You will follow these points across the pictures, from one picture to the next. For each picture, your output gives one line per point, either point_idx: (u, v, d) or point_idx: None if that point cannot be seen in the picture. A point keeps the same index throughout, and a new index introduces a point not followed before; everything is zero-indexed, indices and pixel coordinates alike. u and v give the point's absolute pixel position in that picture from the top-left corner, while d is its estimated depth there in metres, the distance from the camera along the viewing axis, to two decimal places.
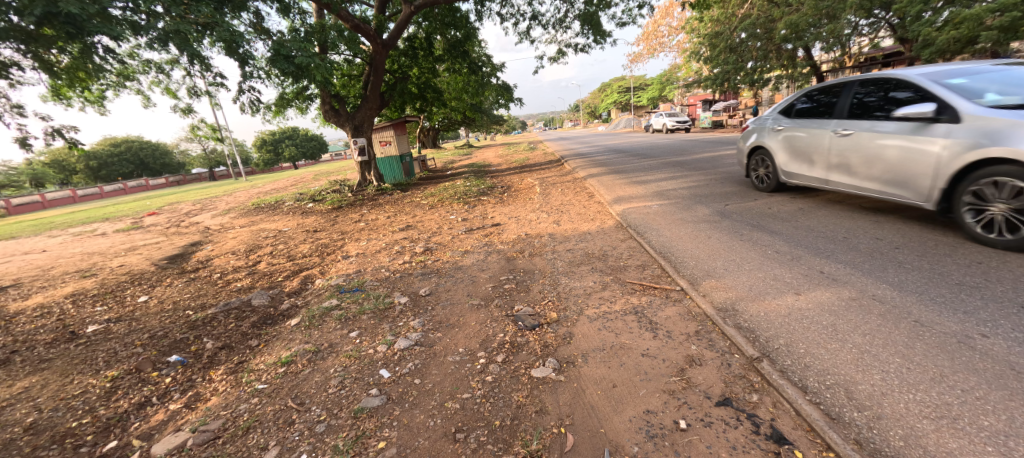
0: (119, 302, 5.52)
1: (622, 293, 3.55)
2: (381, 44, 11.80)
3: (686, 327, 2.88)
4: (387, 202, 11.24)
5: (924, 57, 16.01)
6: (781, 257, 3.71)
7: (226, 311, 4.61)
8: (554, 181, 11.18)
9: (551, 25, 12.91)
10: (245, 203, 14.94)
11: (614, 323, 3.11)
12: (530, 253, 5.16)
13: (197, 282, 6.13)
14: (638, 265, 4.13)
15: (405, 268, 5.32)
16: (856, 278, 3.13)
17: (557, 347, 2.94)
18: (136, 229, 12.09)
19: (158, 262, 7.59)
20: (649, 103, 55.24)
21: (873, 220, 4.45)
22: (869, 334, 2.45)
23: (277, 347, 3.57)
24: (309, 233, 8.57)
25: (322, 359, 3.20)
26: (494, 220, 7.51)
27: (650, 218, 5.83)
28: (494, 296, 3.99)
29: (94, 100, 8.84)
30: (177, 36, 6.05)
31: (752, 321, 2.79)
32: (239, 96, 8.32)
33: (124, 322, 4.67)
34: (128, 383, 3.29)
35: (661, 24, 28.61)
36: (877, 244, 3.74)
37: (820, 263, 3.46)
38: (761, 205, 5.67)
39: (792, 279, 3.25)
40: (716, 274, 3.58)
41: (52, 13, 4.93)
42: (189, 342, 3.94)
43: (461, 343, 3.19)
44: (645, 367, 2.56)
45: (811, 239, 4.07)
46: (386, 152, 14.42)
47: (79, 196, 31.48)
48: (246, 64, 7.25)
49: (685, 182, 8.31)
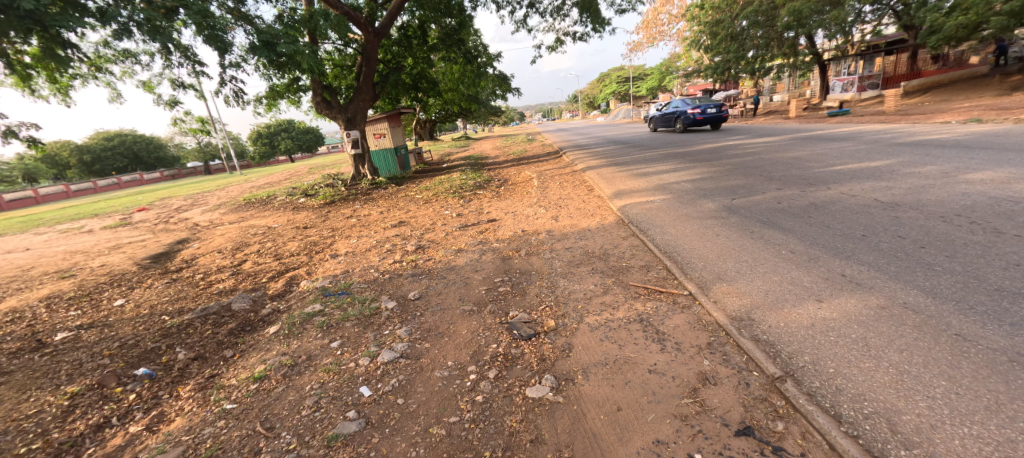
0: (94, 305, 5.26)
1: (625, 298, 3.28)
2: (374, 33, 11.42)
3: (697, 339, 2.62)
4: (381, 197, 10.92)
5: (930, 44, 15.68)
6: (796, 257, 3.42)
7: (203, 317, 4.34)
8: (553, 174, 10.85)
9: (550, 13, 12.54)
10: (236, 198, 14.62)
11: (616, 333, 2.85)
12: (527, 252, 4.88)
13: (178, 283, 5.86)
14: (642, 266, 3.86)
15: (395, 268, 5.04)
16: (881, 283, 2.84)
17: (555, 362, 2.69)
18: (124, 226, 11.75)
19: (141, 261, 7.32)
20: (647, 92, 54.73)
21: (892, 215, 4.17)
22: (905, 349, 2.16)
23: (255, 357, 3.32)
24: (299, 230, 8.27)
25: (299, 374, 2.92)
26: (491, 216, 7.19)
27: (652, 213, 5.55)
28: (488, 301, 3.72)
29: (63, 90, 8.49)
30: (148, 25, 5.76)
31: (771, 332, 2.50)
32: (222, 86, 7.96)
33: (95, 330, 4.41)
34: (88, 401, 3.03)
35: (660, 12, 28.14)
36: (899, 243, 3.47)
37: (841, 265, 3.17)
38: (768, 199, 5.39)
39: (811, 283, 2.96)
40: (728, 276, 3.29)
41: (8, 6, 4.59)
42: (160, 352, 3.69)
43: (451, 355, 2.93)
44: (653, 386, 2.30)
45: (827, 237, 3.79)
46: (380, 145, 14.06)
47: (73, 190, 31.10)
48: (227, 53, 6.90)
49: (689, 174, 8.01)
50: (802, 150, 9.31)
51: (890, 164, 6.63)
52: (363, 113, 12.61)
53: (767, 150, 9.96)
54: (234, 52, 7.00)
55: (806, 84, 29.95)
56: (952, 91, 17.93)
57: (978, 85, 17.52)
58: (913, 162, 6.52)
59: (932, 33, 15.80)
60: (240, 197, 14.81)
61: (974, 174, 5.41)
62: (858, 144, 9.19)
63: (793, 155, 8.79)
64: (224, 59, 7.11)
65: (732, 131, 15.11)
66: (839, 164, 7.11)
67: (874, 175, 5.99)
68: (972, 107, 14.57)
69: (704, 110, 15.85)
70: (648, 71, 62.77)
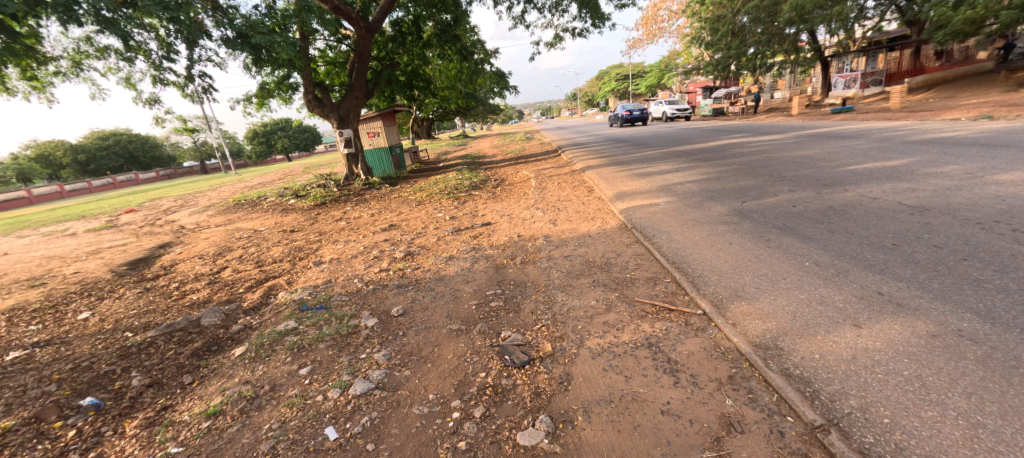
0: (57, 319, 4.89)
1: (630, 318, 2.90)
2: (366, 29, 10.99)
3: (717, 371, 2.25)
4: (374, 198, 10.55)
5: (936, 39, 15.28)
6: (823, 271, 3.05)
7: (167, 334, 3.96)
8: (551, 174, 10.47)
9: (548, 9, 12.04)
10: (227, 199, 14.19)
11: (621, 361, 2.48)
12: (522, 261, 4.51)
13: (151, 293, 5.48)
14: (649, 278, 3.48)
15: (379, 278, 4.67)
16: (926, 303, 2.48)
17: (552, 397, 2.32)
18: (109, 228, 11.34)
19: (118, 268, 6.96)
20: (647, 90, 53.69)
21: (922, 221, 3.80)
22: (973, 393, 1.82)
23: (213, 385, 2.95)
24: (285, 234, 7.92)
25: (258, 409, 2.55)
26: (485, 219, 6.84)
27: (657, 217, 5.18)
28: (478, 319, 3.34)
29: (37, 87, 8.17)
30: (101, 13, 5.41)
31: (805, 366, 2.13)
32: (192, 84, 7.49)
33: (51, 348, 4.05)
34: (21, 440, 2.67)
35: (660, 9, 27.74)
36: (938, 254, 3.10)
37: (876, 281, 2.80)
38: (782, 202, 5.02)
39: (844, 303, 2.59)
40: (746, 294, 2.92)
41: None
42: (113, 377, 3.31)
43: (433, 386, 2.57)
44: (667, 433, 1.95)
45: (855, 247, 3.42)
46: (375, 144, 13.69)
47: (67, 190, 30.64)
48: (192, 44, 6.51)
49: (693, 174, 7.64)
50: (810, 148, 8.93)
51: (907, 163, 6.29)
52: (356, 111, 12.23)
53: (774, 148, 9.55)
54: (201, 43, 6.60)
55: (807, 81, 29.65)
56: (957, 87, 17.62)
57: (983, 82, 17.20)
58: (931, 162, 6.17)
59: (939, 29, 15.39)
60: (231, 197, 14.42)
61: (999, 174, 5.08)
62: (867, 142, 8.80)
63: (802, 153, 8.45)
64: (190, 52, 6.69)
65: (734, 129, 14.80)
66: (851, 163, 6.74)
67: (892, 175, 5.65)
68: (981, 103, 14.18)
69: (631, 113, 23.20)
70: (648, 68, 62.32)
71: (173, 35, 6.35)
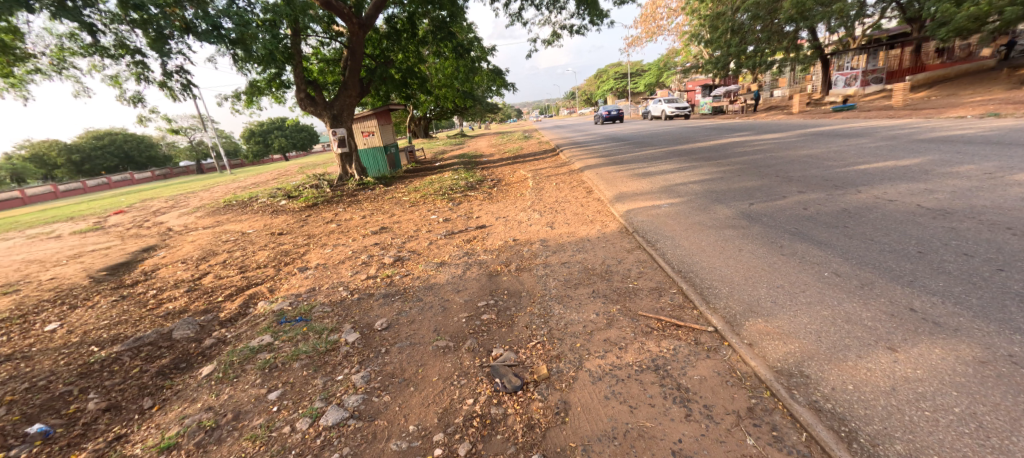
0: (23, 331, 4.58)
1: (634, 336, 2.62)
2: (358, 24, 10.67)
3: (735, 401, 1.98)
4: (367, 199, 10.26)
5: (938, 36, 15.05)
6: (844, 282, 2.79)
7: (134, 349, 3.67)
8: (549, 174, 10.19)
9: (546, 4, 11.77)
10: (217, 200, 13.83)
11: (625, 387, 2.20)
12: (517, 268, 4.23)
13: (126, 302, 5.16)
14: (653, 289, 3.21)
15: (365, 286, 4.39)
16: (966, 321, 2.22)
17: (546, 431, 2.06)
18: (94, 231, 11.00)
19: (96, 273, 6.64)
20: (646, 90, 53.19)
21: (946, 226, 3.53)
22: None
23: (174, 411, 2.68)
24: (273, 237, 7.61)
25: (218, 444, 2.28)
26: (480, 221, 6.56)
27: (660, 221, 4.90)
28: (467, 334, 3.06)
29: (14, 83, 7.87)
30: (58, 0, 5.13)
31: (838, 400, 1.87)
32: (168, 79, 7.18)
33: (9, 364, 3.75)
34: None
35: (660, 6, 27.41)
36: (970, 263, 2.84)
37: (905, 294, 2.54)
38: (793, 204, 4.74)
39: (874, 322, 2.31)
40: (762, 309, 2.65)
41: None
42: (69, 398, 3.03)
43: (415, 415, 2.29)
44: None
45: (876, 254, 3.14)
46: (369, 143, 13.35)
47: (60, 191, 30.22)
48: (164, 37, 6.21)
49: (697, 174, 7.37)
50: (816, 147, 8.64)
51: (920, 162, 6.03)
52: (349, 110, 11.91)
53: (777, 147, 9.26)
54: (173, 35, 6.28)
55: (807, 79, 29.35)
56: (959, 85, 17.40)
57: (984, 79, 16.99)
58: (944, 161, 5.93)
59: (942, 26, 15.15)
60: (221, 198, 14.06)
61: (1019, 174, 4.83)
62: (874, 141, 8.52)
63: (808, 152, 8.19)
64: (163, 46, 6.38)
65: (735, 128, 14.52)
66: (861, 162, 6.48)
67: (906, 175, 5.39)
68: (985, 101, 13.92)
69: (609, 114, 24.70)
70: (648, 67, 61.97)
71: (143, 27, 6.06)
